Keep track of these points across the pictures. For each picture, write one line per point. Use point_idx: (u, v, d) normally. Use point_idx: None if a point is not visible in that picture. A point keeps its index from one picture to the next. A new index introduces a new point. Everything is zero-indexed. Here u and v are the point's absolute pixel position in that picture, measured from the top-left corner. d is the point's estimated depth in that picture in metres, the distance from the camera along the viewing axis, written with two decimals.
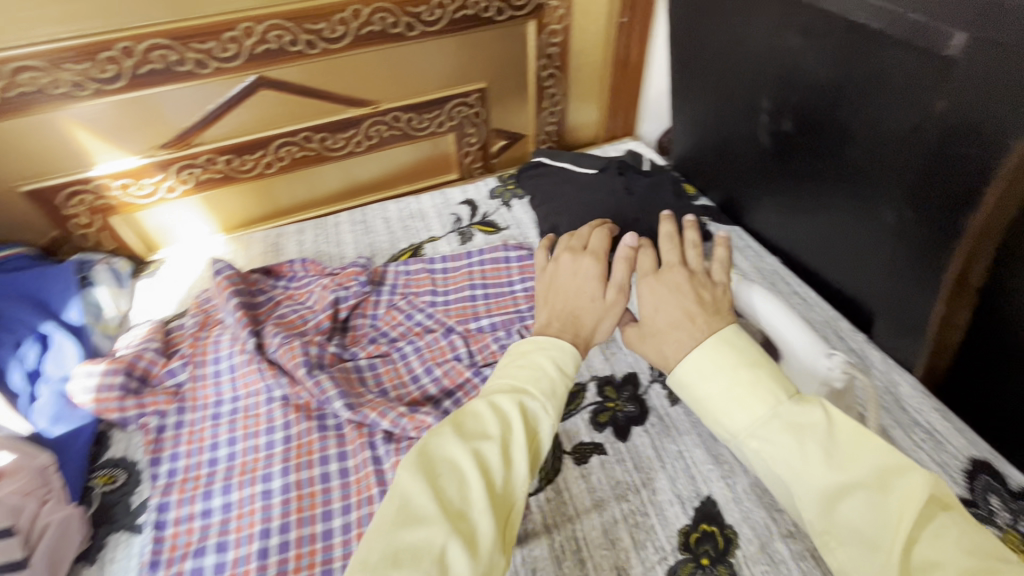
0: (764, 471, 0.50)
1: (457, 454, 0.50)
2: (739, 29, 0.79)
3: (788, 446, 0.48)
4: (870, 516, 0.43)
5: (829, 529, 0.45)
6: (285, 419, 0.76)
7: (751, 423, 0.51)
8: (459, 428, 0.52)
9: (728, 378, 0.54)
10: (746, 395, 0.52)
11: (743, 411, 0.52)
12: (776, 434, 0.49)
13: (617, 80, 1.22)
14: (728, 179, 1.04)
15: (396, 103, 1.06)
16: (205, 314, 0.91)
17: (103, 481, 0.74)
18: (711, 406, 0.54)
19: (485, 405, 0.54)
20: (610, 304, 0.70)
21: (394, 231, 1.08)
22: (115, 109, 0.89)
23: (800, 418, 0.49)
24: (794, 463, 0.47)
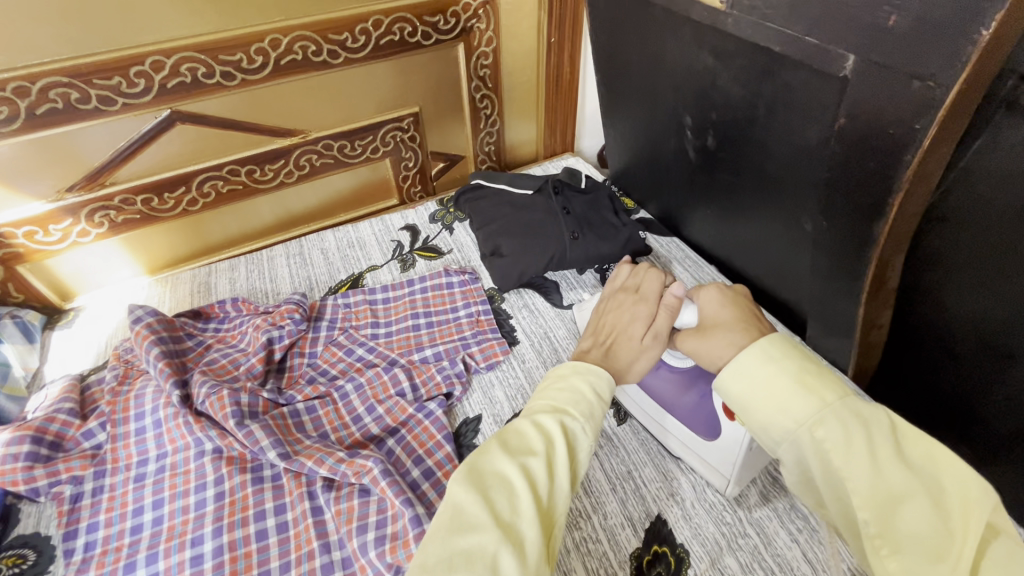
0: (821, 464, 0.49)
1: (505, 467, 0.51)
2: (656, 49, 0.81)
3: (858, 444, 0.47)
4: (932, 523, 0.43)
5: (886, 534, 0.45)
6: (217, 473, 0.71)
7: (812, 418, 0.50)
8: (504, 445, 0.54)
9: (790, 372, 0.53)
10: (811, 389, 0.51)
11: (804, 406, 0.50)
12: (844, 425, 0.48)
13: (551, 98, 1.23)
14: (664, 192, 1.06)
15: (326, 131, 1.03)
16: (126, 365, 0.85)
17: (9, 563, 0.67)
18: (771, 394, 0.52)
19: (528, 422, 0.55)
20: (648, 347, 0.67)
21: (332, 262, 1.05)
22: (14, 152, 0.82)
23: (868, 418, 0.49)
24: (863, 462, 0.47)
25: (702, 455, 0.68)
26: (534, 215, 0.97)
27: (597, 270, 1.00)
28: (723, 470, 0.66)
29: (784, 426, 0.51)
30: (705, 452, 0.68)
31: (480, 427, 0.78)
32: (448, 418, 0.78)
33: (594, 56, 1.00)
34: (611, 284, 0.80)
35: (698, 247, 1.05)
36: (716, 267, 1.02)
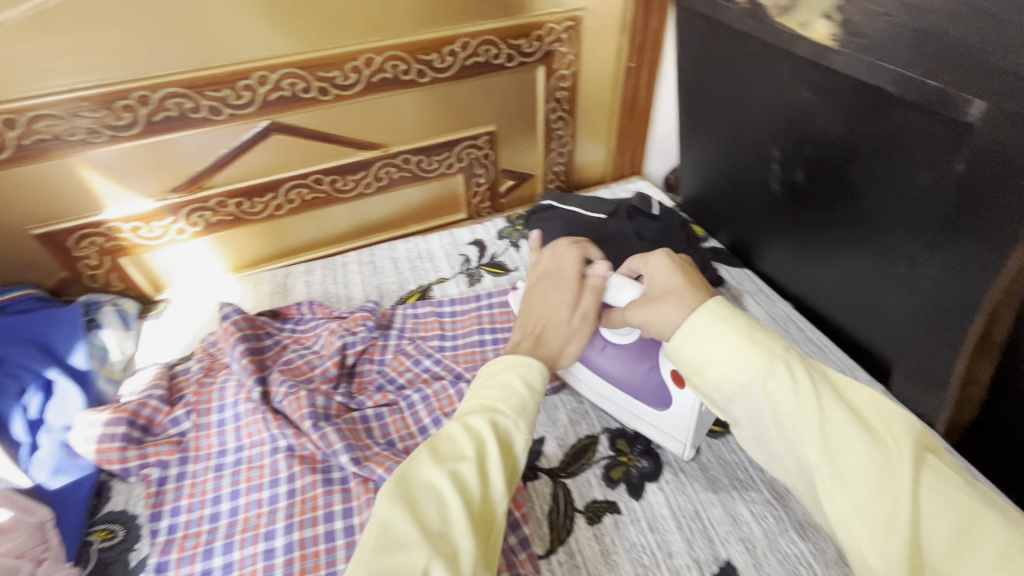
0: (774, 417, 0.53)
1: (434, 476, 0.51)
2: (747, 80, 0.81)
3: (807, 396, 0.52)
4: (877, 462, 0.49)
5: (836, 474, 0.49)
6: (290, 471, 0.75)
7: (765, 372, 0.54)
8: (434, 452, 0.53)
9: (744, 331, 0.56)
10: (762, 345, 0.55)
11: (759, 362, 0.54)
12: (795, 377, 0.53)
13: (625, 122, 1.23)
14: (739, 221, 1.04)
15: (406, 146, 1.06)
16: (211, 358, 0.90)
17: (101, 536, 0.71)
18: (726, 352, 0.56)
19: (458, 426, 0.55)
20: (577, 330, 0.71)
21: (402, 272, 1.08)
22: (128, 154, 0.89)
23: (813, 371, 0.54)
24: (813, 412, 0.51)
25: (657, 424, 0.75)
26: (605, 241, 0.96)
27: None
28: (680, 436, 0.73)
29: (740, 383, 0.55)
30: (661, 422, 0.74)
31: (543, 449, 0.78)
32: None
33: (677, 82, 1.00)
34: (534, 269, 0.81)
35: (771, 280, 1.02)
36: (790, 301, 0.98)
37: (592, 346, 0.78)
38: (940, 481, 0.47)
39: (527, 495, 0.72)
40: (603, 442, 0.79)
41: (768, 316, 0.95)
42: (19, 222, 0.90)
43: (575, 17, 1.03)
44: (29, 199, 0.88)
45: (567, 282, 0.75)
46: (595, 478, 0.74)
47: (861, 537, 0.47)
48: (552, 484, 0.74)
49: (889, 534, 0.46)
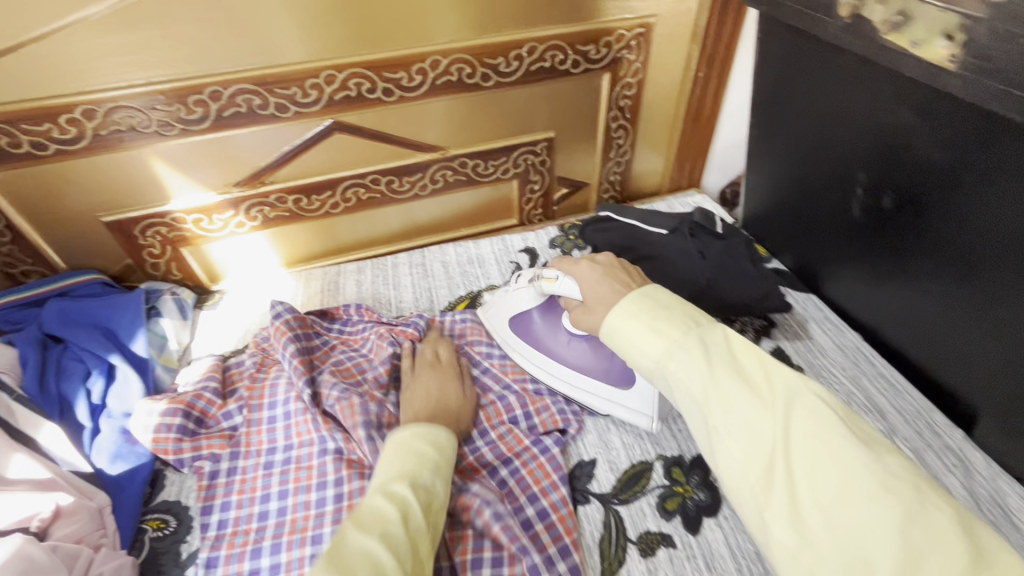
0: (679, 394, 0.53)
1: (368, 542, 0.47)
2: (837, 98, 0.77)
3: (701, 360, 0.52)
4: (755, 421, 0.47)
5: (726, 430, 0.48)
6: (338, 475, 0.73)
7: (670, 345, 0.55)
8: (358, 522, 0.50)
9: (651, 310, 0.59)
10: (668, 322, 0.57)
11: (663, 337, 0.55)
12: (690, 353, 0.53)
13: (687, 133, 1.19)
14: (805, 244, 1.00)
15: (464, 149, 1.05)
16: (263, 353, 0.90)
17: (154, 525, 0.72)
18: (636, 343, 0.58)
19: (380, 491, 0.53)
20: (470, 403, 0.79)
21: (453, 276, 1.07)
22: (195, 148, 0.90)
23: (712, 340, 0.54)
24: (712, 374, 0.51)
25: (624, 404, 0.78)
26: (665, 258, 0.93)
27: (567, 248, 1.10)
28: (647, 409, 0.77)
29: (649, 359, 0.56)
30: (624, 401, 0.78)
31: (595, 472, 0.75)
32: (563, 457, 0.76)
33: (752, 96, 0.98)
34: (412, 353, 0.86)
35: (838, 308, 0.97)
36: (858, 332, 0.93)
37: (557, 340, 0.83)
38: (823, 429, 0.46)
39: (577, 519, 0.70)
40: (657, 469, 0.75)
41: (836, 348, 0.90)
42: (90, 210, 0.92)
43: (646, 24, 0.99)
44: (100, 188, 0.90)
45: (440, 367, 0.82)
46: (650, 508, 0.71)
47: (753, 494, 0.45)
48: (603, 509, 0.71)
49: (771, 487, 0.45)
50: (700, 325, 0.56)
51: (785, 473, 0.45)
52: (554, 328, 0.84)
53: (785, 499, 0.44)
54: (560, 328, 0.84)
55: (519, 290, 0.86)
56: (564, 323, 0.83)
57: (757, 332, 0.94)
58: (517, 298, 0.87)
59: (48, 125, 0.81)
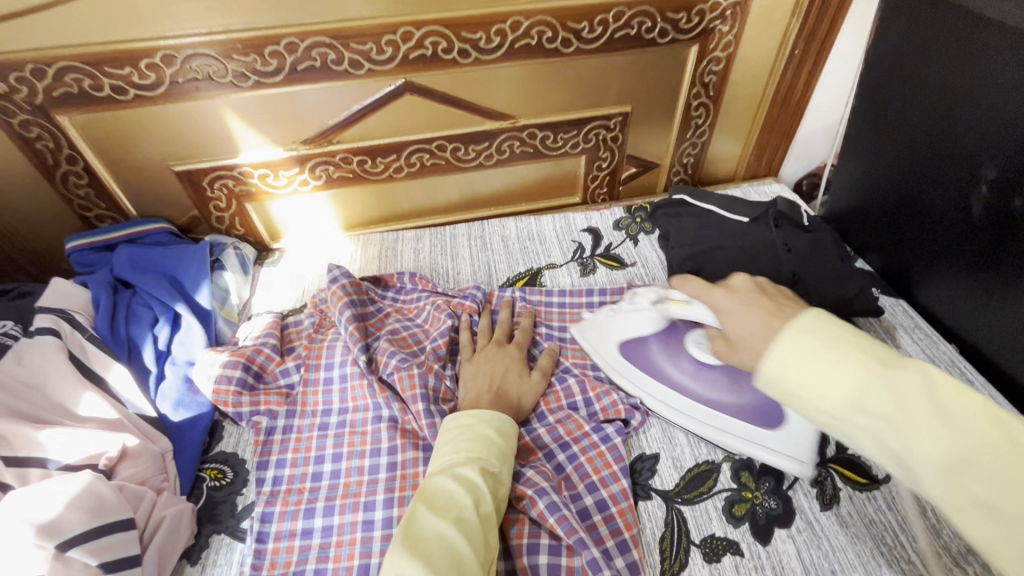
0: (880, 451, 0.43)
1: (441, 528, 0.51)
2: (981, 79, 0.71)
3: (899, 417, 0.41)
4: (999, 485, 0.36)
5: (964, 508, 0.38)
6: (392, 443, 0.72)
7: (855, 396, 0.43)
8: (430, 506, 0.54)
9: (808, 344, 0.46)
10: (838, 363, 0.44)
11: (844, 385, 0.43)
12: (887, 407, 0.41)
13: (772, 116, 1.11)
14: (897, 244, 0.92)
15: (535, 120, 1.01)
16: (321, 314, 0.89)
17: (212, 475, 0.73)
18: (804, 395, 0.45)
19: (447, 477, 0.56)
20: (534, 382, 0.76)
21: (512, 252, 1.03)
22: (266, 102, 0.89)
23: (905, 385, 0.41)
24: (919, 435, 0.40)
25: (765, 444, 0.70)
26: (746, 247, 0.86)
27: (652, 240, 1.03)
28: (800, 454, 0.68)
29: (823, 413, 0.45)
30: (770, 443, 0.70)
31: (657, 468, 0.72)
32: (625, 448, 0.73)
33: (862, 80, 0.92)
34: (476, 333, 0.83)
35: (932, 317, 0.88)
36: (954, 344, 0.85)
37: (681, 368, 0.77)
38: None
39: (637, 515, 0.67)
40: (724, 471, 0.71)
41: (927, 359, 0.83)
42: (161, 158, 0.92)
43: None
44: (172, 136, 0.90)
45: (505, 345, 0.80)
46: (716, 512, 0.67)
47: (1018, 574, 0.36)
48: (666, 508, 0.68)
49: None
50: (885, 363, 0.43)
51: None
52: (677, 355, 0.78)
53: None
54: (682, 355, 0.78)
55: (636, 312, 0.81)
56: (688, 349, 0.77)
57: None
58: (635, 321, 0.81)
59: (130, 69, 0.81)
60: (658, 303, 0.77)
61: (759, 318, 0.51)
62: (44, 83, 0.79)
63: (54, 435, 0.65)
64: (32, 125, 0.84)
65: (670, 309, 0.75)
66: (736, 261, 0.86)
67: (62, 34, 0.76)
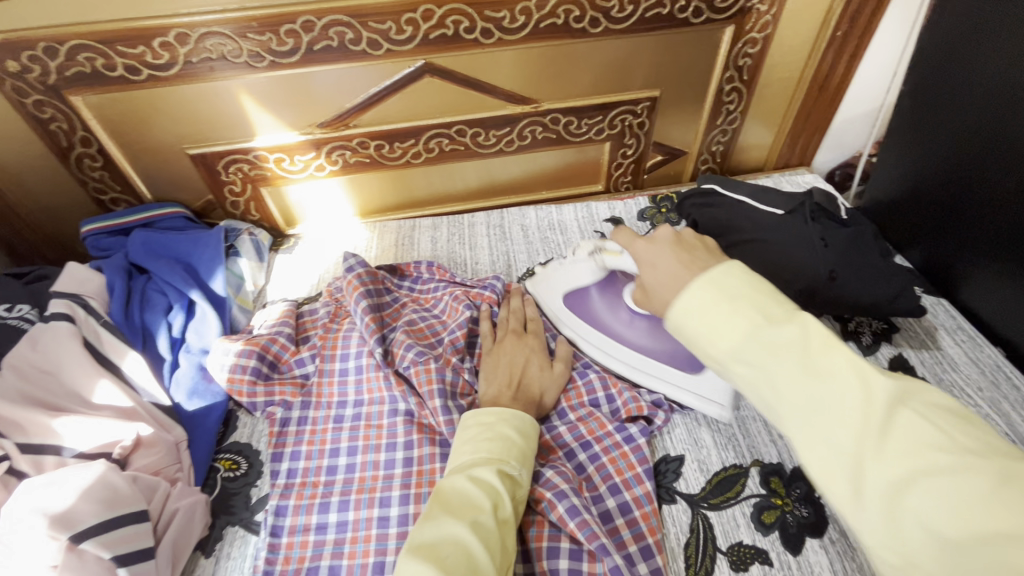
0: (754, 397, 0.42)
1: (458, 532, 0.49)
2: None
3: (770, 368, 0.39)
4: (847, 435, 0.36)
5: (813, 452, 0.37)
6: (408, 438, 0.70)
7: (738, 346, 0.40)
8: (447, 508, 0.51)
9: (708, 298, 0.43)
10: (730, 314, 0.41)
11: (731, 336, 0.41)
12: (762, 357, 0.39)
13: (808, 103, 1.05)
14: (943, 240, 0.86)
15: (558, 104, 0.97)
16: (336, 304, 0.87)
17: (226, 465, 0.72)
18: (698, 343, 0.43)
19: (466, 478, 0.54)
20: (556, 377, 0.74)
21: (532, 242, 1.00)
22: (282, 83, 0.86)
23: (783, 341, 0.39)
24: (786, 382, 0.38)
25: (692, 390, 0.74)
26: (781, 241, 0.82)
27: None
28: (716, 397, 0.73)
29: (710, 357, 0.43)
30: (693, 386, 0.74)
31: (682, 470, 0.69)
32: (649, 449, 0.70)
33: (913, 63, 0.88)
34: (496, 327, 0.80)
35: (977, 317, 0.83)
36: (999, 348, 0.80)
37: (618, 318, 0.81)
38: (936, 448, 0.34)
39: (661, 519, 0.64)
40: (753, 476, 0.68)
41: (970, 363, 0.78)
42: (175, 141, 0.90)
43: None
44: (185, 118, 0.88)
45: (525, 339, 0.77)
46: (744, 519, 0.64)
47: (859, 520, 0.36)
48: (691, 513, 0.65)
49: (864, 513, 0.35)
50: (771, 319, 0.40)
51: (882, 500, 0.34)
52: (615, 306, 0.82)
53: (881, 531, 0.34)
54: (620, 306, 0.82)
55: (578, 264, 0.84)
56: (625, 300, 0.81)
57: (875, 336, 0.83)
58: (576, 272, 0.85)
59: (143, 48, 0.78)
60: (594, 253, 0.82)
61: (672, 267, 0.49)
62: (57, 62, 0.78)
63: (69, 423, 0.64)
64: (45, 106, 0.82)
65: (604, 260, 0.81)
66: (769, 256, 0.81)
67: (74, 12, 0.74)
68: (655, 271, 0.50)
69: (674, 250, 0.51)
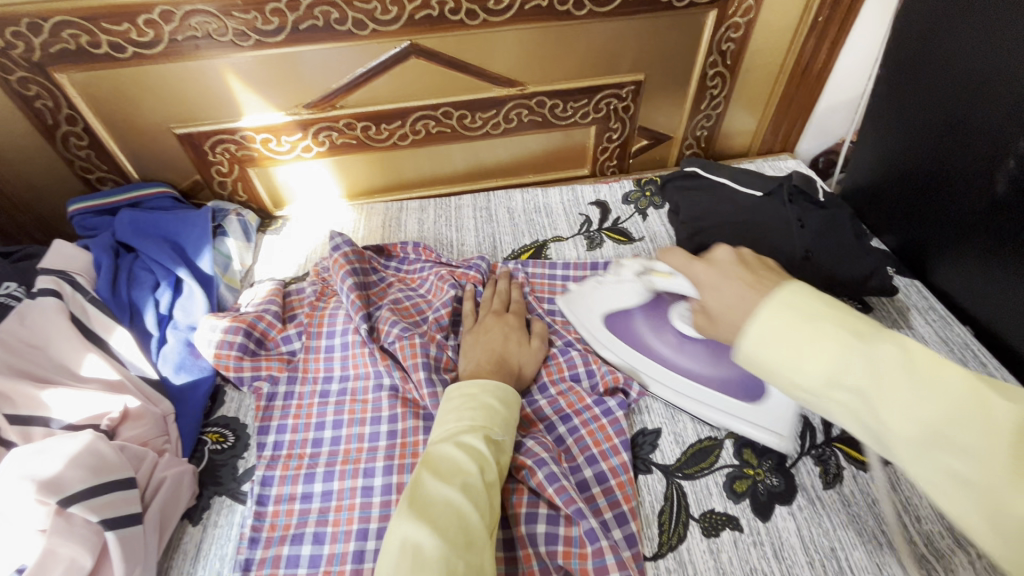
0: (862, 426, 0.41)
1: (448, 494, 0.51)
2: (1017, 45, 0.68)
3: (876, 394, 0.39)
4: (975, 459, 0.35)
5: (943, 482, 0.37)
6: (392, 412, 0.72)
7: (833, 371, 0.41)
8: (436, 472, 0.53)
9: (784, 321, 0.44)
10: (817, 340, 0.42)
11: (820, 361, 0.42)
12: (862, 380, 0.40)
13: (791, 88, 1.07)
14: (917, 222, 0.89)
15: (544, 87, 0.98)
16: (323, 283, 0.88)
17: (213, 438, 0.73)
18: (780, 370, 0.44)
19: (452, 444, 0.56)
20: (538, 353, 0.76)
21: (518, 224, 1.01)
22: (267, 62, 0.86)
23: (883, 359, 0.40)
24: (895, 405, 0.38)
25: (751, 420, 0.69)
26: (759, 222, 0.84)
27: (664, 215, 1.01)
28: (777, 428, 0.68)
29: (801, 389, 0.43)
30: (753, 417, 0.69)
31: (659, 443, 0.71)
32: (627, 422, 0.72)
33: (891, 49, 0.89)
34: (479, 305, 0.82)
35: (948, 297, 0.86)
36: (968, 327, 0.83)
37: (665, 341, 0.76)
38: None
39: (637, 488, 0.66)
40: (727, 447, 0.70)
41: (938, 340, 0.81)
42: (161, 120, 0.91)
43: None
44: (171, 97, 0.88)
45: (508, 317, 0.79)
46: (716, 488, 0.66)
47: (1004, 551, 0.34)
48: (666, 482, 0.67)
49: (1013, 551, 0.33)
50: (863, 337, 0.41)
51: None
52: (661, 327, 0.76)
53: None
54: (666, 328, 0.76)
55: (622, 283, 0.79)
56: (672, 322, 0.75)
57: None
58: (620, 292, 0.79)
59: (127, 26, 0.78)
60: (641, 273, 0.76)
61: (741, 291, 0.50)
62: (41, 38, 0.77)
63: (58, 394, 0.65)
64: (30, 83, 0.82)
65: (653, 281, 0.74)
66: (747, 237, 0.83)
67: None
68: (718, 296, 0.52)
69: (740, 273, 0.53)
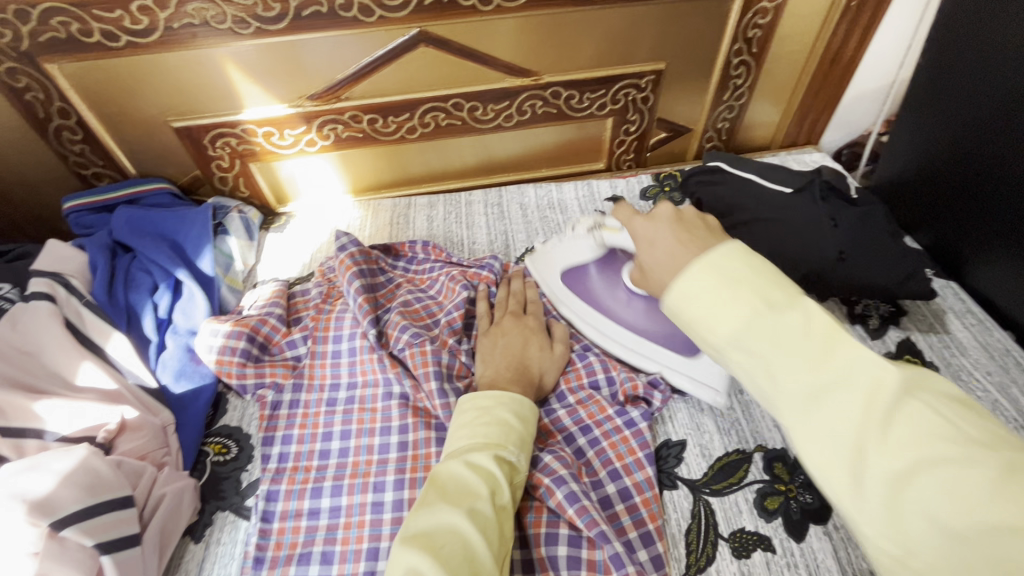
0: (751, 387, 0.40)
1: (454, 519, 0.47)
2: None
3: (772, 354, 0.38)
4: (845, 421, 0.35)
5: (812, 441, 0.36)
6: (403, 422, 0.68)
7: (739, 329, 0.39)
8: (444, 495, 0.50)
9: (712, 283, 0.41)
10: (731, 300, 0.40)
11: (730, 318, 0.39)
12: (762, 343, 0.38)
13: (819, 77, 1.01)
14: (955, 221, 0.84)
15: (559, 77, 0.93)
16: (329, 284, 0.84)
17: (215, 449, 0.70)
18: (697, 327, 0.41)
19: (461, 464, 0.52)
20: (556, 360, 0.72)
21: (531, 221, 0.97)
22: (268, 51, 0.82)
23: (786, 325, 0.38)
24: (785, 367, 0.37)
25: (687, 372, 0.72)
26: (791, 221, 0.79)
27: None
28: (715, 382, 0.71)
29: (710, 347, 0.41)
30: (689, 369, 0.72)
31: (684, 456, 0.67)
32: (650, 434, 0.68)
33: (932, 36, 0.84)
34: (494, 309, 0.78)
35: (987, 301, 0.81)
36: (1009, 332, 0.78)
37: (615, 298, 0.78)
38: (934, 436, 0.33)
39: (662, 505, 0.63)
40: (756, 462, 0.66)
41: (979, 347, 0.76)
42: (158, 113, 0.86)
43: None
44: (168, 89, 0.84)
45: (523, 322, 0.75)
46: (746, 505, 0.62)
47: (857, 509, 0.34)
48: (693, 498, 0.63)
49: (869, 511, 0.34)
50: (773, 306, 0.39)
51: (890, 494, 0.33)
52: (613, 285, 0.79)
53: (882, 518, 0.33)
54: (618, 286, 0.79)
55: (577, 240, 0.81)
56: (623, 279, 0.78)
57: (882, 319, 0.81)
58: (576, 247, 0.81)
59: (120, 13, 0.74)
60: (594, 229, 0.79)
61: (669, 246, 0.49)
62: (30, 27, 0.73)
63: (52, 406, 0.62)
64: (19, 74, 0.78)
65: (604, 236, 0.77)
66: (777, 237, 0.78)
67: None
68: (653, 251, 0.50)
69: (674, 227, 0.51)
